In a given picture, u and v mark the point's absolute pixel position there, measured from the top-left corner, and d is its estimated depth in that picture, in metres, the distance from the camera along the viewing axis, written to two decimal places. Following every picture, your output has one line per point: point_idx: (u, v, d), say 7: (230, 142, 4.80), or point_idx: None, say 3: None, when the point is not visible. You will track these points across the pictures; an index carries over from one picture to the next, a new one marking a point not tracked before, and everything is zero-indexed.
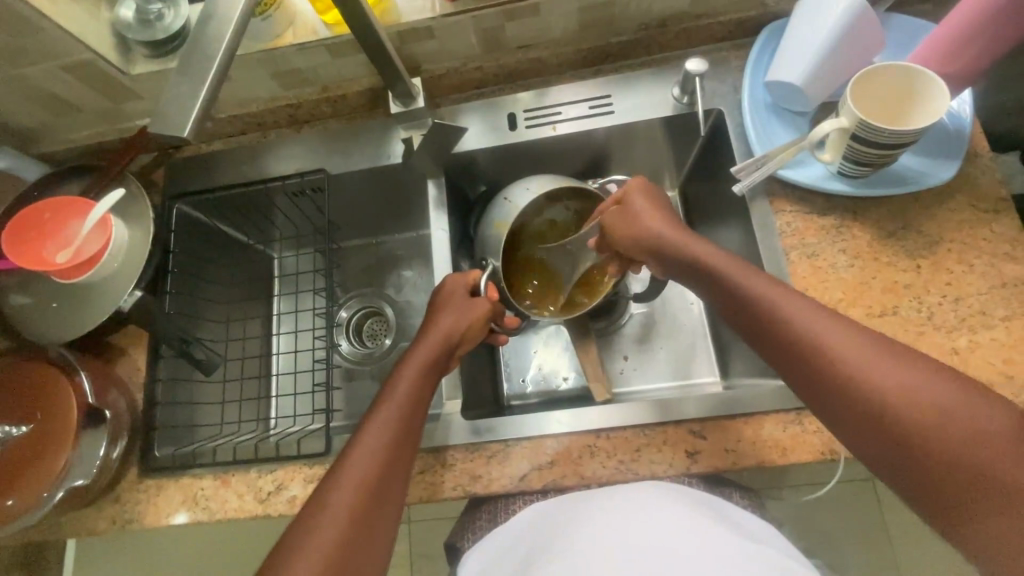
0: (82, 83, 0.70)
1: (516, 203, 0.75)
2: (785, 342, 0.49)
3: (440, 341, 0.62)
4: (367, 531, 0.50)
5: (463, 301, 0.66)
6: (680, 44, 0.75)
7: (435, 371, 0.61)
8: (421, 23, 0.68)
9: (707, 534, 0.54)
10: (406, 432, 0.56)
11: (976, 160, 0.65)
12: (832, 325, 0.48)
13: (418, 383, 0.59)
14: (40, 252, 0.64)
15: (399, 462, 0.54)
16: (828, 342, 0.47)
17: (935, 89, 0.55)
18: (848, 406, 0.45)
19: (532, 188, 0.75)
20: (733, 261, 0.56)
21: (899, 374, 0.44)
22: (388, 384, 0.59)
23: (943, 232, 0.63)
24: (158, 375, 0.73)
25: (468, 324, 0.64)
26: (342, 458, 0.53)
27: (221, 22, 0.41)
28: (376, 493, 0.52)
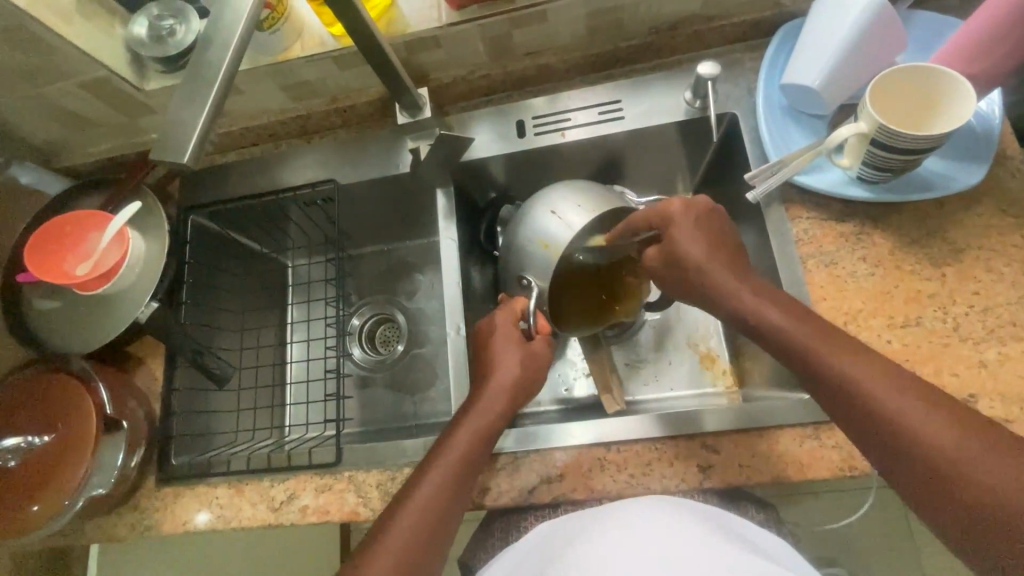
0: (97, 99, 0.72)
1: (570, 224, 0.69)
2: (848, 395, 0.48)
3: (503, 390, 0.60)
4: (414, 566, 0.51)
5: (519, 342, 0.63)
6: (692, 46, 0.74)
7: (494, 428, 0.59)
8: (426, 32, 0.68)
9: (711, 544, 0.54)
10: (458, 486, 0.55)
11: (1006, 161, 0.62)
12: (878, 371, 0.47)
13: (478, 434, 0.58)
14: (61, 264, 0.66)
15: (452, 512, 0.54)
16: (891, 401, 0.46)
17: (960, 92, 0.53)
18: (882, 451, 0.46)
19: (585, 207, 0.70)
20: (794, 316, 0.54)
21: (969, 441, 0.43)
22: (447, 432, 0.58)
23: (971, 239, 0.60)
24: (175, 385, 0.74)
25: (524, 373, 0.62)
26: (399, 506, 0.53)
27: (221, 47, 0.41)
28: (430, 543, 0.52)
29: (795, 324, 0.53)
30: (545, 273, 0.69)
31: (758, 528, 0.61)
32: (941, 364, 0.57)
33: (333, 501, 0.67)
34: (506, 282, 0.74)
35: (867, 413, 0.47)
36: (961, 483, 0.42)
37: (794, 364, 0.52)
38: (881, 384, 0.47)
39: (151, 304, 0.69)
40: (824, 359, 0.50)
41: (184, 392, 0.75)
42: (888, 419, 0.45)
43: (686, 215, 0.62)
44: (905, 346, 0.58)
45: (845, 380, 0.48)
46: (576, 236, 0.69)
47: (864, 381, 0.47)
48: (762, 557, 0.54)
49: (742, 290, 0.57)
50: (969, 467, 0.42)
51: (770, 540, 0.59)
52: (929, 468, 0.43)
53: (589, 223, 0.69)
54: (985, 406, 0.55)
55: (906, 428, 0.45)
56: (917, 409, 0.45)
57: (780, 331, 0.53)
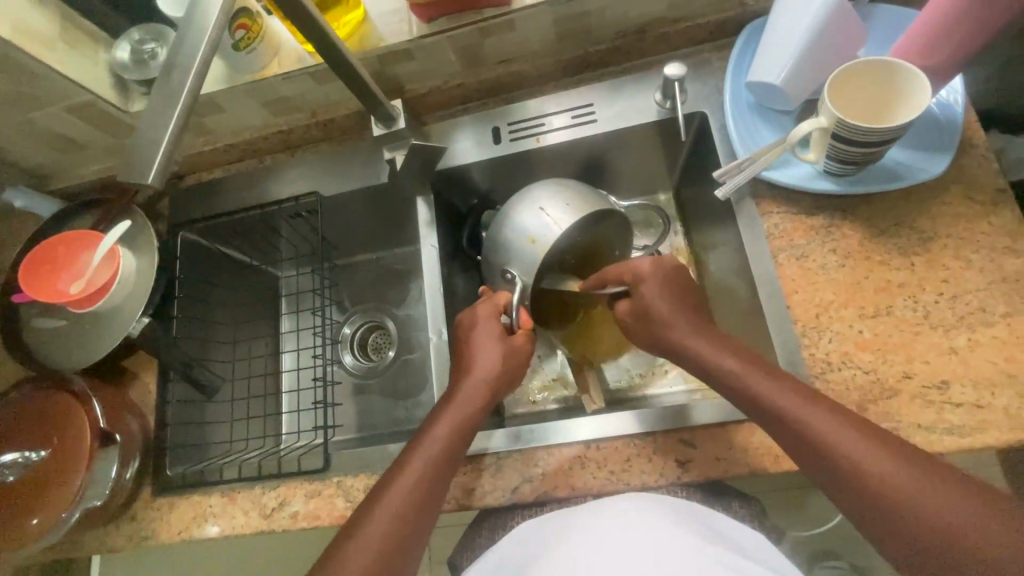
0: (84, 122, 0.74)
1: (557, 222, 0.67)
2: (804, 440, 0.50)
3: (482, 384, 0.61)
4: (390, 563, 0.51)
5: (497, 336, 0.64)
6: (660, 48, 0.75)
7: (469, 427, 0.60)
8: (398, 45, 0.69)
9: (695, 548, 0.55)
10: (432, 483, 0.55)
11: (971, 149, 0.63)
12: (833, 422, 0.49)
13: (455, 429, 0.59)
14: (55, 284, 0.68)
15: (428, 505, 0.55)
16: (843, 445, 0.48)
17: (917, 83, 0.54)
18: (847, 498, 0.47)
19: (571, 205, 0.68)
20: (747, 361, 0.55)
21: (917, 479, 0.45)
22: (424, 428, 0.59)
23: (939, 228, 0.61)
24: (169, 398, 0.76)
25: (502, 368, 0.63)
26: (377, 500, 0.54)
27: (184, 71, 0.43)
28: (404, 544, 0.52)
29: (758, 377, 0.54)
30: (529, 269, 0.67)
31: (743, 526, 0.63)
32: (912, 352, 0.58)
33: (323, 506, 0.68)
34: (488, 272, 0.73)
35: (828, 466, 0.48)
36: (920, 528, 0.43)
37: (749, 410, 0.54)
38: (831, 430, 0.49)
39: (142, 319, 0.72)
40: (774, 404, 0.52)
41: (177, 403, 0.76)
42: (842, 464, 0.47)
43: (650, 281, 0.63)
44: (877, 335, 0.59)
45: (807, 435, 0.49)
46: (562, 235, 0.67)
47: (824, 434, 0.49)
48: (742, 557, 0.56)
49: (708, 345, 0.59)
50: (918, 506, 0.44)
51: (753, 537, 0.61)
52: (887, 513, 0.45)
53: (575, 223, 0.67)
54: (956, 392, 0.55)
55: (860, 471, 0.46)
56: (877, 458, 0.46)
57: (736, 378, 0.55)
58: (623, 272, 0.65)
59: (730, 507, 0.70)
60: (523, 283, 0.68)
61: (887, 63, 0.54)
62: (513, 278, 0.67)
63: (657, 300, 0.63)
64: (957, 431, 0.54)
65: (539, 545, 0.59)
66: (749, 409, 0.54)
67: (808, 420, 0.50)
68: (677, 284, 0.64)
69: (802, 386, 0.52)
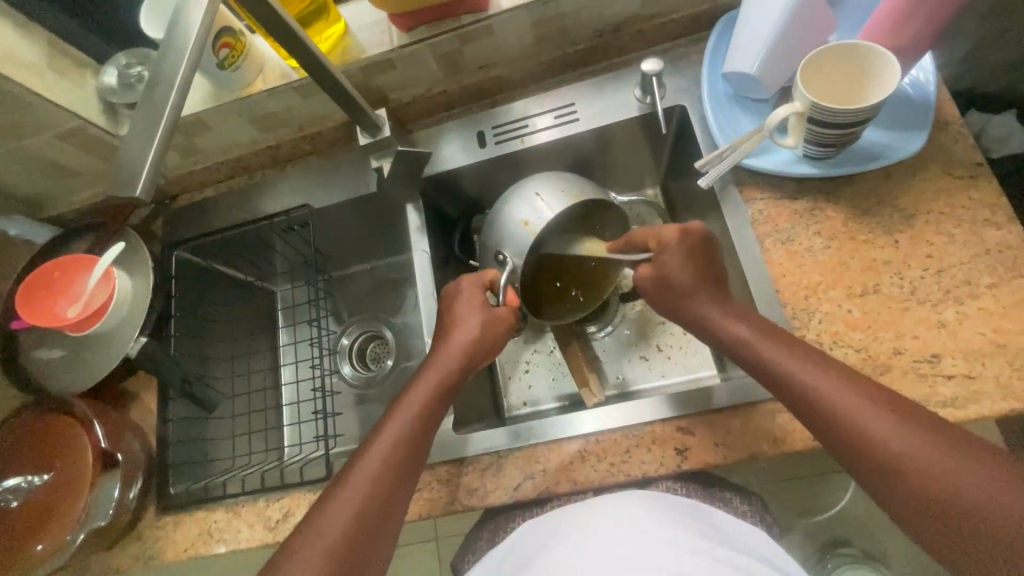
0: (75, 148, 0.75)
1: (551, 208, 0.67)
2: (817, 408, 0.50)
3: (459, 348, 0.62)
4: (369, 527, 0.52)
5: (476, 306, 0.65)
6: (637, 45, 0.76)
7: (446, 393, 0.61)
8: (380, 55, 0.71)
9: (695, 544, 0.56)
10: (412, 449, 0.57)
11: (947, 126, 0.64)
12: (846, 387, 0.50)
13: (433, 394, 0.60)
14: (53, 308, 0.68)
15: (408, 470, 0.56)
16: (855, 411, 0.48)
17: (885, 62, 0.55)
18: (858, 462, 0.48)
19: (566, 193, 0.68)
20: (763, 331, 0.56)
21: (931, 448, 0.45)
22: (403, 393, 0.61)
23: (920, 205, 0.62)
24: (170, 416, 0.76)
25: (483, 339, 0.63)
26: (356, 462, 0.55)
27: (167, 86, 0.43)
28: (384, 508, 0.53)
29: (775, 349, 0.54)
30: (519, 252, 0.67)
31: (742, 523, 0.63)
32: (901, 328, 0.58)
33: None
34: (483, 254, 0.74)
35: (837, 431, 0.49)
36: (932, 494, 0.44)
37: (762, 377, 0.55)
38: (845, 397, 0.49)
39: (139, 339, 0.72)
40: (787, 371, 0.52)
41: (178, 421, 0.77)
42: (854, 431, 0.48)
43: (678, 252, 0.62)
44: (866, 314, 0.60)
45: (823, 401, 0.50)
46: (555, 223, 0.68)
47: (836, 398, 0.49)
48: (737, 552, 0.58)
49: (722, 316, 0.59)
50: (931, 471, 0.44)
51: (753, 535, 0.61)
52: (897, 479, 0.45)
53: (565, 209, 0.67)
54: (947, 365, 0.56)
55: (871, 437, 0.47)
56: (889, 420, 0.47)
57: (752, 348, 0.56)
58: (651, 236, 0.64)
59: (732, 502, 0.70)
60: (516, 265, 0.67)
61: (859, 43, 0.55)
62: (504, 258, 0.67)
63: (678, 271, 0.62)
64: (950, 403, 0.55)
65: (542, 540, 0.60)
66: (760, 376, 0.55)
67: (826, 389, 0.50)
68: (702, 259, 0.62)
69: (821, 355, 0.53)
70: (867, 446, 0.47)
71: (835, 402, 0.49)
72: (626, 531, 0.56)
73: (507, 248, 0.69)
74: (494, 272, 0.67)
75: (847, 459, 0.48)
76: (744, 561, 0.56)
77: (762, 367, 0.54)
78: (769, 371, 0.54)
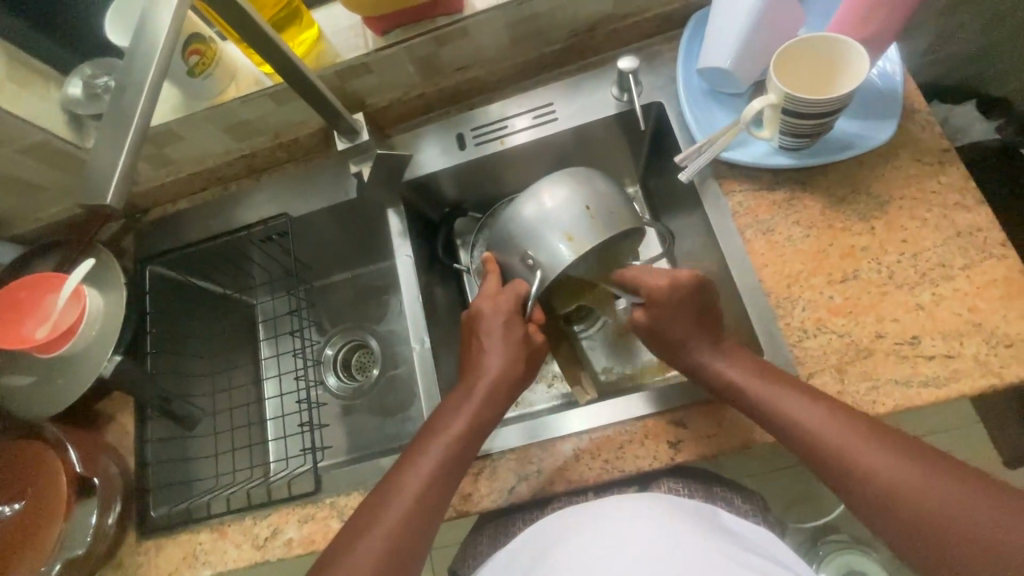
0: (39, 163, 0.72)
1: (594, 227, 0.64)
2: (819, 451, 0.52)
3: (495, 381, 0.61)
4: (395, 563, 0.52)
5: (506, 338, 0.62)
6: (612, 45, 0.77)
7: (481, 427, 0.59)
8: (355, 59, 0.70)
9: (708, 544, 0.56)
10: (444, 482, 0.57)
11: (914, 114, 0.66)
12: (842, 428, 0.51)
13: (466, 427, 0.59)
14: (19, 330, 0.65)
15: (436, 503, 0.55)
16: (857, 454, 0.50)
17: (853, 53, 0.56)
18: (862, 499, 0.50)
19: (612, 215, 0.65)
20: (760, 372, 0.56)
21: (926, 484, 0.47)
22: (436, 423, 0.60)
23: (893, 191, 0.64)
24: (149, 436, 0.74)
25: (516, 369, 0.62)
26: (382, 496, 0.56)
27: (134, 92, 0.42)
28: (410, 542, 0.53)
29: (769, 390, 0.55)
30: (551, 261, 0.64)
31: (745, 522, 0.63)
32: (882, 311, 0.59)
33: (318, 530, 0.66)
34: (500, 229, 0.68)
35: (839, 471, 0.51)
36: (934, 529, 0.46)
37: (761, 419, 0.56)
38: (844, 441, 0.51)
39: (113, 358, 0.70)
40: (786, 415, 0.54)
41: (157, 442, 0.74)
42: (855, 472, 0.50)
43: (679, 292, 0.60)
44: (847, 299, 0.61)
45: (824, 443, 0.51)
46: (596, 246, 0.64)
47: (837, 442, 0.51)
48: (749, 552, 0.58)
49: (718, 358, 0.59)
50: (930, 506, 0.46)
51: (752, 531, 0.62)
52: (901, 514, 0.47)
53: (611, 235, 0.65)
54: (927, 345, 0.57)
55: (871, 476, 0.49)
56: (886, 459, 0.49)
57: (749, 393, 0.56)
58: (641, 282, 0.63)
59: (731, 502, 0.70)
60: (546, 275, 0.64)
61: (829, 34, 0.57)
62: (532, 264, 0.64)
63: (670, 319, 0.62)
64: (933, 382, 0.56)
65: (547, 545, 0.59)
66: (759, 419, 0.56)
67: (824, 430, 0.52)
68: (694, 306, 0.61)
69: (817, 394, 0.54)
70: (865, 482, 0.49)
71: (838, 446, 0.51)
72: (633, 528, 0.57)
73: (533, 250, 0.65)
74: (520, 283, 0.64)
75: (846, 493, 0.51)
76: (757, 560, 0.56)
77: (756, 408, 0.56)
78: (771, 417, 0.55)
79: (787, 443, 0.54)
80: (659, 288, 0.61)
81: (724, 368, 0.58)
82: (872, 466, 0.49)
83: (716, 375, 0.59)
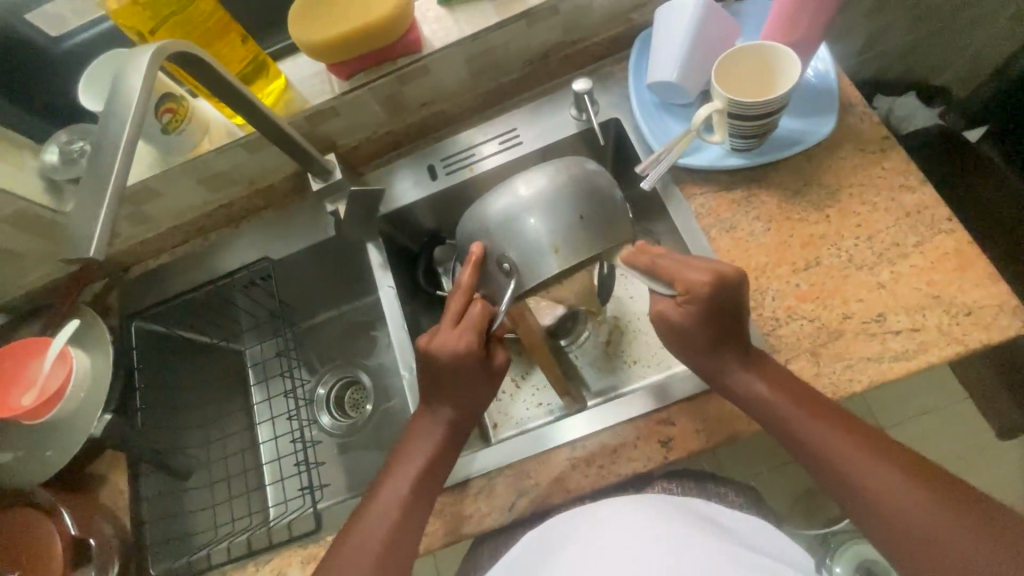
0: (20, 230, 0.73)
1: (590, 237, 0.52)
2: (838, 471, 0.53)
3: (457, 406, 0.61)
4: None
5: (469, 362, 0.58)
6: (567, 70, 0.81)
7: (449, 447, 0.61)
8: (324, 104, 0.73)
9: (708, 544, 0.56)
10: (414, 508, 0.57)
11: (852, 107, 0.70)
12: (863, 451, 0.53)
13: (434, 448, 0.60)
14: (6, 398, 0.66)
15: (412, 524, 0.57)
16: (874, 478, 0.51)
17: (787, 58, 0.61)
18: (871, 519, 0.51)
19: (612, 225, 0.53)
20: (788, 391, 0.56)
21: (937, 515, 0.48)
22: (405, 445, 0.61)
23: (842, 180, 0.67)
24: (143, 493, 0.73)
25: (475, 398, 0.61)
26: (372, 494, 0.59)
27: (110, 153, 0.44)
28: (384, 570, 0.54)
29: (795, 408, 0.55)
30: (527, 270, 0.53)
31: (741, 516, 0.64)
32: (846, 293, 0.62)
33: None
34: (471, 222, 0.57)
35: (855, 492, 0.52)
36: (938, 557, 0.47)
37: (784, 435, 0.56)
38: (863, 464, 0.52)
39: (103, 417, 0.69)
40: (810, 435, 0.54)
41: (152, 498, 0.74)
42: (869, 495, 0.51)
43: (711, 302, 0.56)
44: (812, 286, 0.63)
45: (845, 465, 0.53)
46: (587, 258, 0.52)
47: (858, 465, 0.52)
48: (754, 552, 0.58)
49: (746, 374, 0.58)
50: (938, 537, 0.48)
51: (749, 524, 0.63)
52: (909, 540, 0.49)
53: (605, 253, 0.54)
54: (893, 322, 0.60)
55: (885, 501, 0.50)
56: (903, 486, 0.50)
57: (774, 411, 0.56)
58: (677, 278, 0.57)
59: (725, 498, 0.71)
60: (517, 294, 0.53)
61: (763, 42, 0.61)
62: (506, 267, 0.53)
63: (701, 330, 0.58)
64: (902, 356, 0.58)
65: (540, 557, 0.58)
66: (779, 434, 0.57)
67: (846, 452, 0.53)
68: (725, 318, 0.57)
69: (846, 415, 0.55)
70: (880, 506, 0.50)
71: (857, 469, 0.52)
72: (634, 533, 0.56)
73: (513, 254, 0.53)
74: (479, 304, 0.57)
75: (857, 513, 0.52)
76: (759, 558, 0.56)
77: (780, 426, 0.56)
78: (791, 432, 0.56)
79: (807, 458, 0.55)
80: (695, 294, 0.56)
81: (750, 385, 0.57)
82: (888, 492, 0.50)
83: (741, 390, 0.58)
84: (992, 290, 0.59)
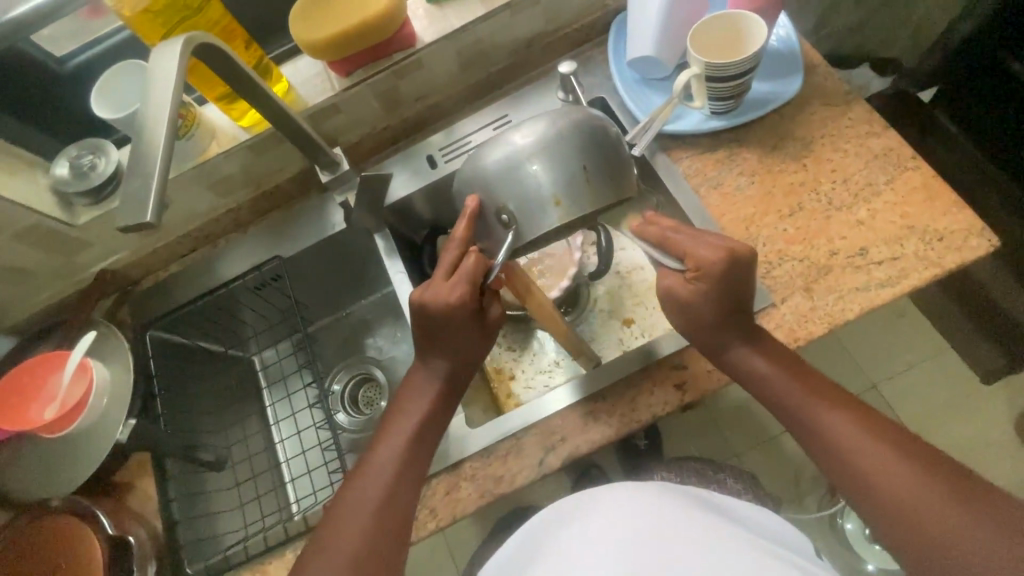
0: (32, 247, 0.74)
1: (590, 190, 0.54)
2: (829, 440, 0.55)
3: (450, 361, 0.64)
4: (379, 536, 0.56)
5: (461, 317, 0.61)
6: (550, 57, 0.87)
7: (446, 400, 0.64)
8: (325, 101, 0.77)
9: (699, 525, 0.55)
10: (413, 459, 0.61)
11: (816, 68, 0.77)
12: (853, 423, 0.55)
13: (433, 400, 0.64)
14: (28, 413, 0.66)
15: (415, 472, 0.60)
16: (863, 449, 0.53)
17: (753, 26, 0.67)
18: (856, 487, 0.53)
19: (606, 181, 0.55)
20: (784, 368, 0.59)
21: (919, 487, 0.50)
22: (404, 399, 0.64)
23: (814, 133, 0.73)
24: (171, 495, 0.73)
25: (467, 355, 0.65)
26: (373, 446, 0.62)
27: (155, 126, 0.45)
28: (387, 513, 0.57)
29: (789, 381, 0.59)
30: (526, 220, 0.55)
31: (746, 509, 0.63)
32: (830, 232, 0.67)
33: None
34: (480, 171, 0.57)
35: (843, 460, 0.54)
36: (916, 527, 0.49)
37: (778, 407, 0.59)
38: (852, 435, 0.54)
39: (128, 423, 0.70)
40: (804, 407, 0.57)
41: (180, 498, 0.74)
42: (855, 464, 0.53)
43: (707, 285, 0.58)
44: (799, 229, 0.68)
45: (835, 435, 0.55)
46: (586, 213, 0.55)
47: (848, 435, 0.54)
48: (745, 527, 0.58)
49: (744, 352, 0.61)
50: (917, 507, 0.49)
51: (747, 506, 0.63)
52: (890, 509, 0.51)
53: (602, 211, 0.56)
54: (875, 253, 0.65)
55: (869, 470, 0.52)
56: (890, 457, 0.52)
57: (769, 384, 0.59)
58: (686, 252, 0.58)
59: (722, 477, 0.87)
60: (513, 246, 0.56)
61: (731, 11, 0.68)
62: (506, 216, 0.56)
63: (702, 308, 0.60)
64: (887, 282, 0.63)
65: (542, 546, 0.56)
66: (775, 407, 0.60)
67: (836, 423, 0.55)
68: (728, 298, 0.59)
69: (840, 392, 0.58)
70: (865, 475, 0.53)
71: (846, 439, 0.54)
72: (632, 513, 0.55)
73: (514, 207, 0.55)
74: (473, 257, 0.59)
75: (843, 482, 0.54)
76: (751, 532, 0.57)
77: (777, 398, 0.59)
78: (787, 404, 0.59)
79: (800, 430, 0.58)
80: (697, 273, 0.58)
81: (748, 361, 0.60)
82: (875, 460, 0.52)
83: (738, 366, 0.61)
84: (959, 215, 0.65)
